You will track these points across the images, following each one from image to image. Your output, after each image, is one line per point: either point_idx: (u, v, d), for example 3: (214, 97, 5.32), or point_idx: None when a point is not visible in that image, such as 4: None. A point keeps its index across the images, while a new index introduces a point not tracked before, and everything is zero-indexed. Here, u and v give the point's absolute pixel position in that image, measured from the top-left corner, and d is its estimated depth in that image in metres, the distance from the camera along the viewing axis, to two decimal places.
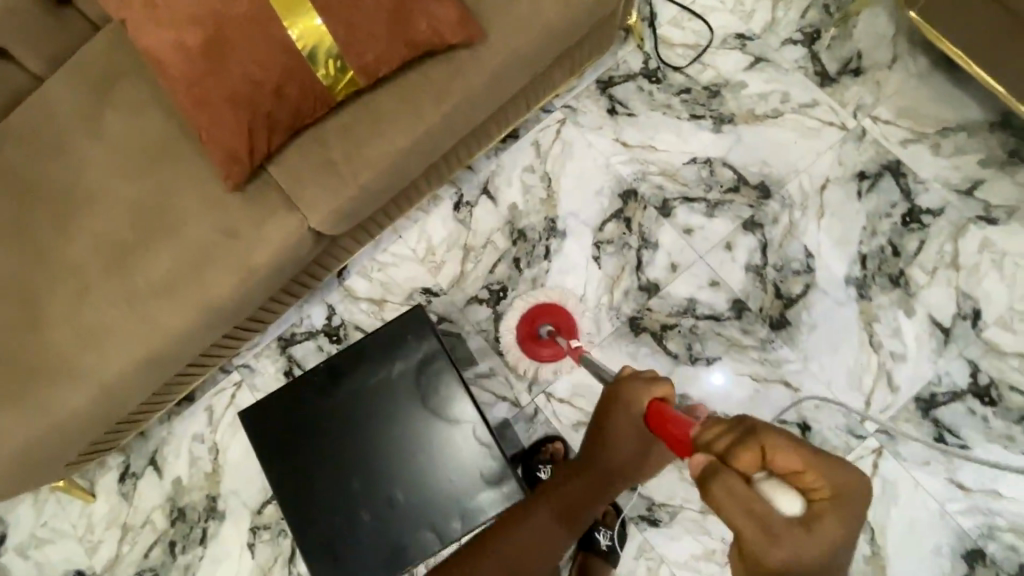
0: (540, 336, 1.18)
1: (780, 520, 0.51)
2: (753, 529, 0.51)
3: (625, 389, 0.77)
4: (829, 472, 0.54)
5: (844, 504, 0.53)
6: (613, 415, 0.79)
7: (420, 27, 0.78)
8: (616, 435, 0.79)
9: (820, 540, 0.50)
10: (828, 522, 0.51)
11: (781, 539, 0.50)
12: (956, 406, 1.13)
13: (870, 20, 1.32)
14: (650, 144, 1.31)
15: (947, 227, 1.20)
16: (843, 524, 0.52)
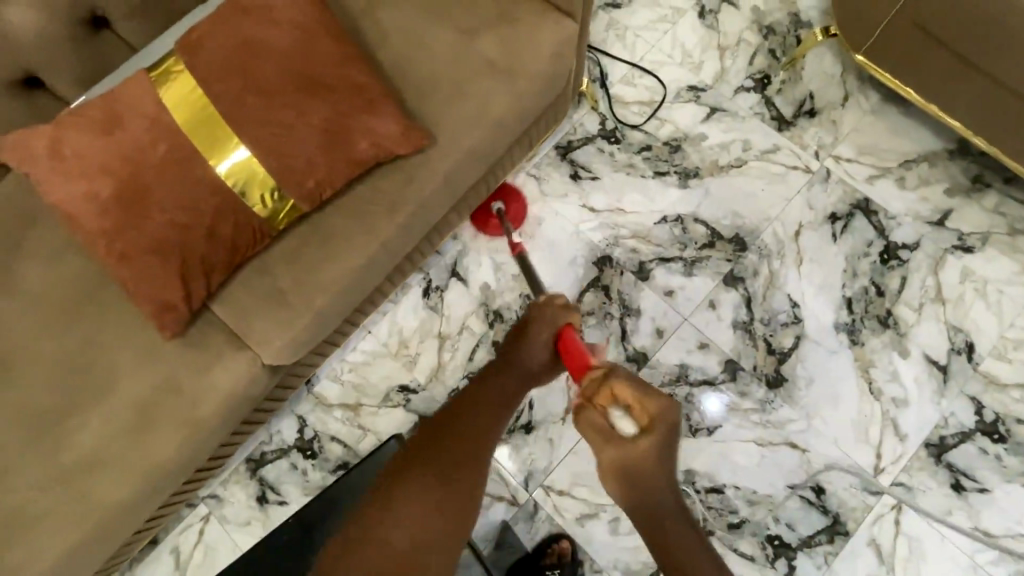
0: (491, 207, 1.24)
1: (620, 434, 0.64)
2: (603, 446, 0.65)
3: (545, 312, 0.79)
4: (654, 403, 0.64)
5: (659, 418, 0.64)
6: (535, 331, 0.78)
7: (362, 145, 0.71)
8: (534, 348, 0.78)
9: (642, 453, 0.63)
10: (650, 436, 0.63)
11: (616, 449, 0.64)
12: (967, 446, 1.09)
13: (817, 59, 1.33)
14: (618, 207, 1.27)
15: (926, 260, 1.19)
16: (659, 442, 0.63)
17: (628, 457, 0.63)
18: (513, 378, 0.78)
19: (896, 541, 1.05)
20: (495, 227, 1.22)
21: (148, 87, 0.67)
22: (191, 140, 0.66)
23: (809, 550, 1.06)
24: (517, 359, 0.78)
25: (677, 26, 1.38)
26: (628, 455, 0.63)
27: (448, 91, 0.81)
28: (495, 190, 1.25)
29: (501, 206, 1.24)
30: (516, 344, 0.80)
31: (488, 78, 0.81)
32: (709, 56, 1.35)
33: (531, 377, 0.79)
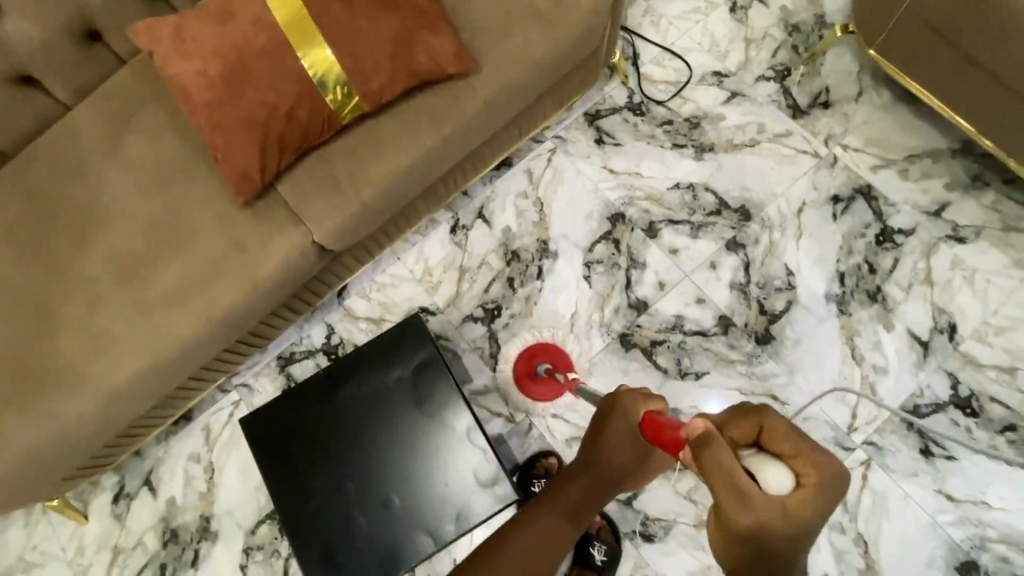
0: (536, 374, 1.18)
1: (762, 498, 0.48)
2: (734, 498, 0.48)
3: (625, 396, 0.80)
4: (822, 460, 0.50)
5: (827, 498, 0.49)
6: (610, 429, 0.81)
7: (420, 58, 0.85)
8: (615, 445, 0.81)
9: (792, 518, 0.47)
10: (804, 511, 0.48)
11: (756, 511, 0.47)
12: (939, 417, 1.16)
13: (836, 58, 1.43)
14: (635, 171, 1.38)
15: (920, 246, 1.27)
16: (818, 509, 0.48)
17: (768, 523, 0.47)
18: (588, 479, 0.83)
19: (861, 494, 1.13)
20: (539, 385, 1.19)
21: None
22: (285, 35, 0.81)
23: None
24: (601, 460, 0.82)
25: (709, 18, 1.50)
26: (776, 526, 0.47)
27: (496, 30, 0.95)
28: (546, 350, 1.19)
29: (551, 373, 1.16)
30: (600, 433, 0.82)
31: (529, 21, 0.95)
32: (736, 47, 1.47)
33: (613, 475, 0.83)
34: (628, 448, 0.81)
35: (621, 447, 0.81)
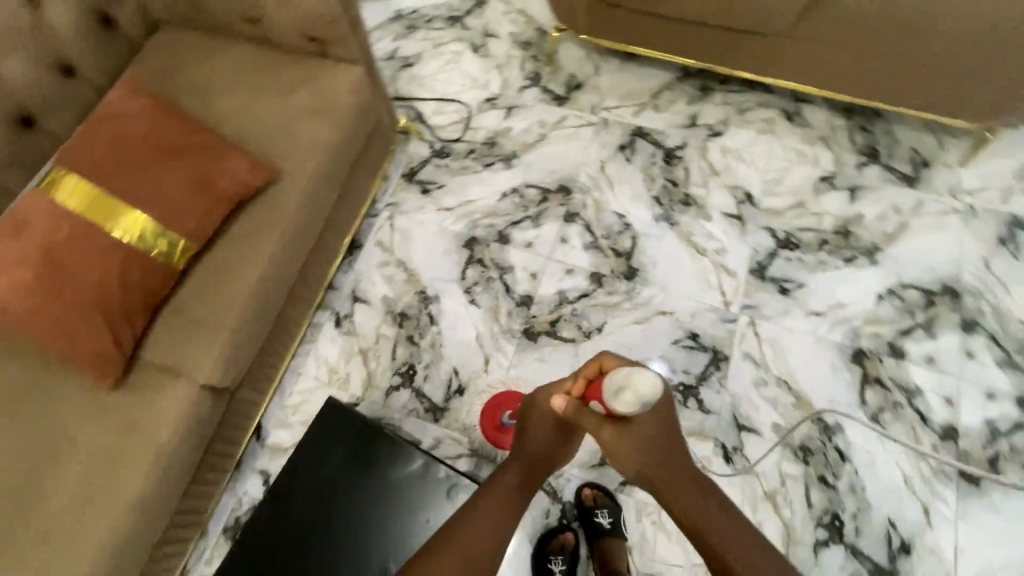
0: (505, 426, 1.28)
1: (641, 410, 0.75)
2: (603, 430, 0.82)
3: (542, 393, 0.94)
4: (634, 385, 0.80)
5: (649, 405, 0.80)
6: (533, 424, 0.94)
7: (226, 184, 0.94)
8: (541, 430, 0.94)
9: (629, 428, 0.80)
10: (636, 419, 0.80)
11: (609, 434, 0.82)
12: (777, 261, 1.41)
13: (567, 51, 1.75)
14: (466, 199, 1.55)
15: (696, 151, 1.57)
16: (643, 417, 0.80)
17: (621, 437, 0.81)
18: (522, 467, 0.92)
19: (761, 347, 1.32)
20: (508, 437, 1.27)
21: (45, 196, 0.88)
22: (90, 219, 0.87)
23: (706, 382, 1.30)
24: (531, 440, 0.94)
25: (461, 63, 1.77)
26: (646, 439, 0.81)
27: (282, 140, 1.06)
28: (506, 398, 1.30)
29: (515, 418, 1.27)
30: (527, 427, 0.95)
31: (308, 118, 1.08)
32: (492, 75, 1.74)
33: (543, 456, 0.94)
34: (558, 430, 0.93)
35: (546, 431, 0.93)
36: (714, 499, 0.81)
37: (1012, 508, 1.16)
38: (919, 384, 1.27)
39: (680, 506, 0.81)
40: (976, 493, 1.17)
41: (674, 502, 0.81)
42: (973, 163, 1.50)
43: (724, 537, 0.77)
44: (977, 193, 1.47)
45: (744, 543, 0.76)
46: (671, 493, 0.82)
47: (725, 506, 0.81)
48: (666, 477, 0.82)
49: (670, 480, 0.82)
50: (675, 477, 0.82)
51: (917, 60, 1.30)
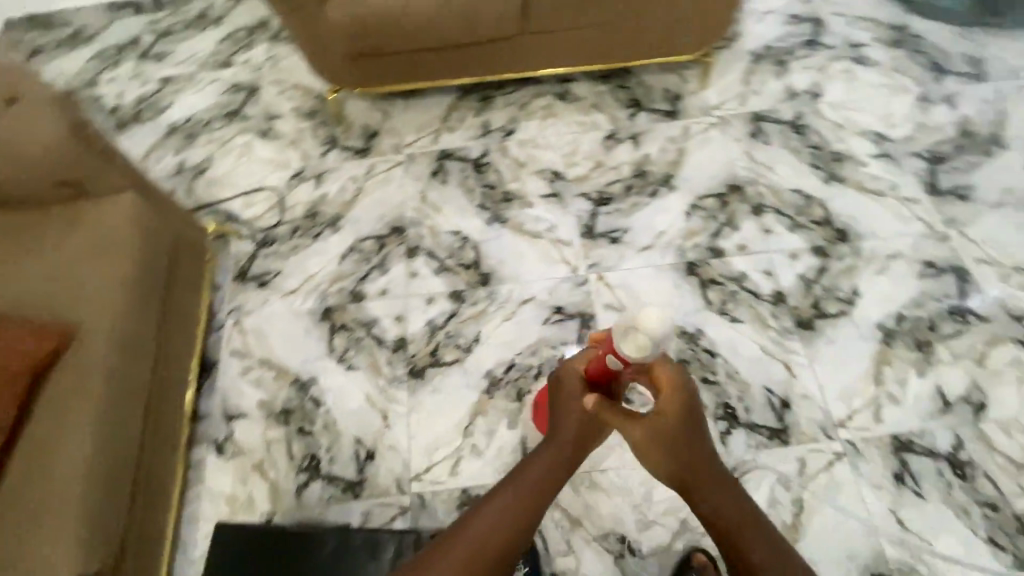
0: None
1: (651, 351, 0.88)
2: (633, 428, 0.92)
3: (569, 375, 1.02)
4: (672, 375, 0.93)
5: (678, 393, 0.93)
6: (560, 411, 0.98)
7: (12, 364, 0.92)
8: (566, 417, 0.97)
9: (662, 414, 0.92)
10: (669, 403, 0.92)
11: (644, 422, 0.91)
12: (599, 218, 1.59)
13: (352, 106, 1.82)
14: (308, 274, 1.55)
15: (498, 154, 1.72)
16: (675, 405, 0.92)
17: (657, 423, 0.91)
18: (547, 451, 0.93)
19: (615, 294, 1.47)
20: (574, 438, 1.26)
21: None
22: None
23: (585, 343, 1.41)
24: (559, 430, 0.95)
25: (255, 152, 1.77)
26: (674, 434, 0.90)
27: (68, 297, 1.05)
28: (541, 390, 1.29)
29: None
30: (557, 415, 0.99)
31: (90, 267, 1.07)
32: (288, 152, 1.76)
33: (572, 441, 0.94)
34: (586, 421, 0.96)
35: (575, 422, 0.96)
36: (743, 506, 0.86)
37: (843, 333, 1.39)
38: (742, 270, 1.48)
39: (709, 503, 0.86)
40: (814, 334, 1.39)
41: (705, 496, 0.87)
42: (709, 85, 1.81)
43: (750, 541, 0.82)
44: (722, 107, 1.77)
45: (770, 545, 0.81)
46: (701, 492, 0.87)
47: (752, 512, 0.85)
48: (696, 478, 0.88)
49: (696, 475, 0.88)
50: (705, 476, 0.88)
51: (625, 18, 1.54)
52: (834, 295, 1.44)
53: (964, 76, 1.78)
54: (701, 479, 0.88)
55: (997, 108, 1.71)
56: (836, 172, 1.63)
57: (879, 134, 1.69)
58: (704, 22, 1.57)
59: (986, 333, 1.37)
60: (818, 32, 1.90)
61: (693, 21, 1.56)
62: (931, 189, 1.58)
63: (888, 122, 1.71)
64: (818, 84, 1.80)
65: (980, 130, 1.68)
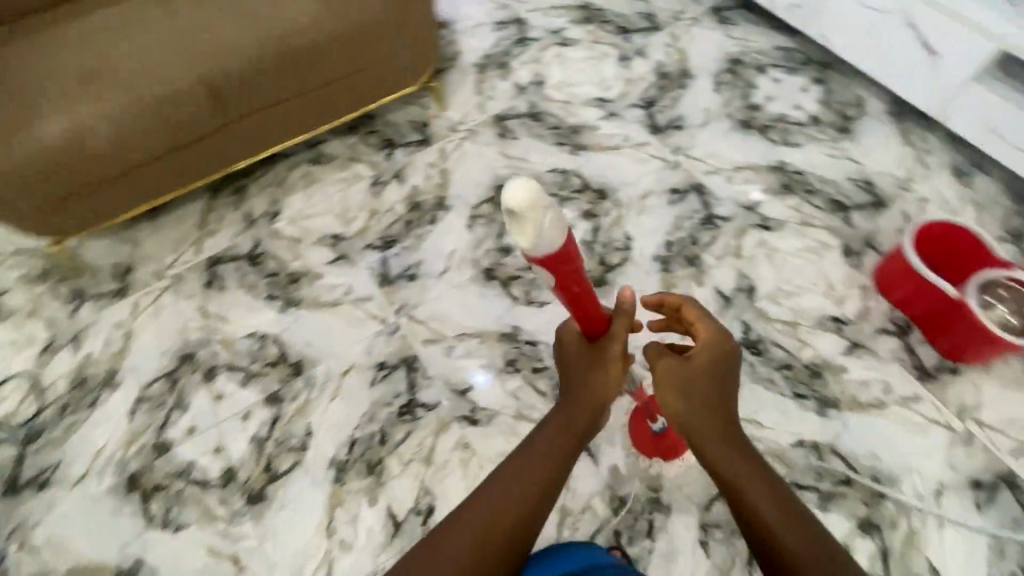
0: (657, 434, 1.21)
1: (541, 224, 0.65)
2: (664, 363, 0.90)
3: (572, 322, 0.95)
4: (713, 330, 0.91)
5: (714, 351, 0.90)
6: (574, 355, 0.94)
7: None
8: (584, 365, 0.93)
9: (695, 364, 0.89)
10: (702, 358, 0.89)
11: (673, 371, 0.89)
12: (391, 262, 1.59)
13: (90, 249, 1.63)
14: (96, 451, 1.37)
15: (270, 240, 1.65)
16: (709, 358, 0.89)
17: (686, 370, 0.89)
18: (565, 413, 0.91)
19: (430, 327, 1.48)
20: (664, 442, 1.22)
21: None
22: None
23: (418, 387, 1.40)
24: (576, 396, 0.92)
25: None
26: (698, 384, 0.88)
27: None
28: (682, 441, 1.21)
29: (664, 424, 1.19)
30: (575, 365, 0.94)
31: None
32: (28, 327, 1.53)
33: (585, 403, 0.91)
34: (597, 371, 0.91)
35: (586, 369, 0.92)
36: (786, 502, 0.80)
37: (632, 276, 1.54)
38: None
39: (749, 490, 0.81)
40: (611, 287, 1.52)
41: (748, 484, 0.81)
42: (449, 105, 1.92)
43: (790, 534, 0.75)
44: (467, 120, 1.88)
45: (816, 543, 0.74)
46: (718, 451, 0.85)
47: (797, 509, 0.79)
48: (740, 465, 0.83)
49: (739, 461, 0.84)
50: (747, 463, 0.84)
51: (286, 66, 1.41)
52: (614, 247, 1.59)
53: (646, 31, 2.08)
54: (717, 435, 0.86)
55: (678, 48, 2.03)
56: (579, 142, 1.81)
57: (600, 99, 1.91)
58: (411, 50, 1.56)
59: (734, 229, 1.61)
60: (524, 30, 2.11)
61: (378, 49, 1.47)
62: (654, 129, 1.82)
63: (604, 86, 1.94)
64: (539, 73, 1.99)
65: (673, 69, 1.97)
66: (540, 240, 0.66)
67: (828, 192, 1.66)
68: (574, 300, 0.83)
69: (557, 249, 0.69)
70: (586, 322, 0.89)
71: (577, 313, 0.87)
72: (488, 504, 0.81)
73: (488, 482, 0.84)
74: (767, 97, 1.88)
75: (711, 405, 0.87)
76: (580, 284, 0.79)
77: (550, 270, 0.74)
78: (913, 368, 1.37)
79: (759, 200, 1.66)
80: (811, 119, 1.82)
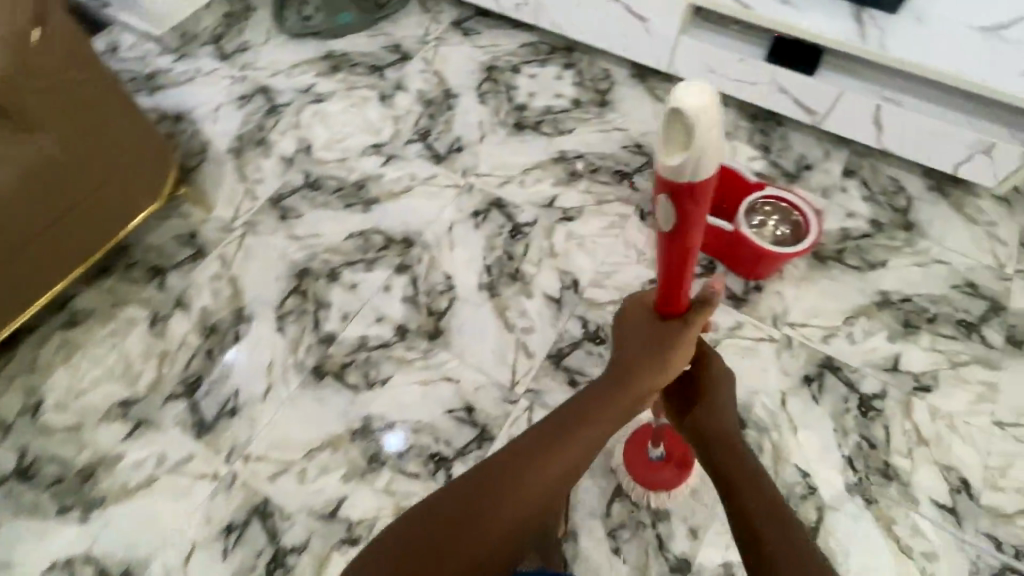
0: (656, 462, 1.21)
1: (705, 136, 0.56)
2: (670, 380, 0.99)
3: (633, 302, 0.99)
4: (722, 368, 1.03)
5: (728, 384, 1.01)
6: (631, 323, 0.97)
7: None
8: (624, 348, 0.97)
9: (716, 394, 1.00)
10: (722, 394, 1.01)
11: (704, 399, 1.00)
12: (202, 404, 1.38)
13: None
14: None
15: (40, 439, 1.34)
16: (723, 390, 1.01)
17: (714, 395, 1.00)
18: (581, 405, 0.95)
19: (271, 459, 1.31)
20: (664, 470, 1.21)
21: None
22: None
23: (278, 533, 1.24)
24: (610, 385, 0.96)
25: None
26: (710, 407, 0.99)
27: None
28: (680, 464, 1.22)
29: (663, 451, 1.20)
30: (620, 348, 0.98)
31: None
32: None
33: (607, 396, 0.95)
34: (644, 357, 0.93)
35: (637, 351, 0.95)
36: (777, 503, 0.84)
37: (465, 315, 1.49)
38: (359, 335, 1.46)
39: (748, 504, 0.85)
40: (448, 334, 1.46)
41: (749, 504, 0.85)
42: (214, 204, 1.71)
43: (779, 547, 0.76)
44: (240, 214, 1.69)
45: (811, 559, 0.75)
46: (731, 461, 0.91)
47: (793, 523, 0.80)
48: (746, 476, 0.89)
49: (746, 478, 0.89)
50: (756, 482, 0.88)
51: (12, 238, 1.25)
52: (437, 292, 1.53)
53: (397, 63, 2.04)
54: (727, 445, 0.93)
55: (433, 71, 2.01)
56: (368, 197, 1.71)
57: (375, 145, 1.83)
58: (131, 167, 1.42)
59: (542, 231, 1.63)
60: (272, 98, 1.95)
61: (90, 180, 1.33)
62: (437, 159, 1.79)
63: (374, 131, 1.86)
64: (302, 137, 1.85)
65: (435, 93, 1.95)
66: (691, 166, 0.58)
67: (610, 166, 1.75)
68: (674, 256, 0.75)
69: (703, 177, 0.60)
70: (667, 296, 0.87)
71: (666, 276, 0.80)
72: (505, 471, 0.86)
73: (512, 446, 0.91)
74: (529, 94, 1.94)
75: (725, 430, 0.96)
76: (693, 240, 0.71)
77: (675, 211, 0.65)
78: (728, 299, 1.50)
79: (554, 195, 1.70)
80: (574, 102, 1.91)
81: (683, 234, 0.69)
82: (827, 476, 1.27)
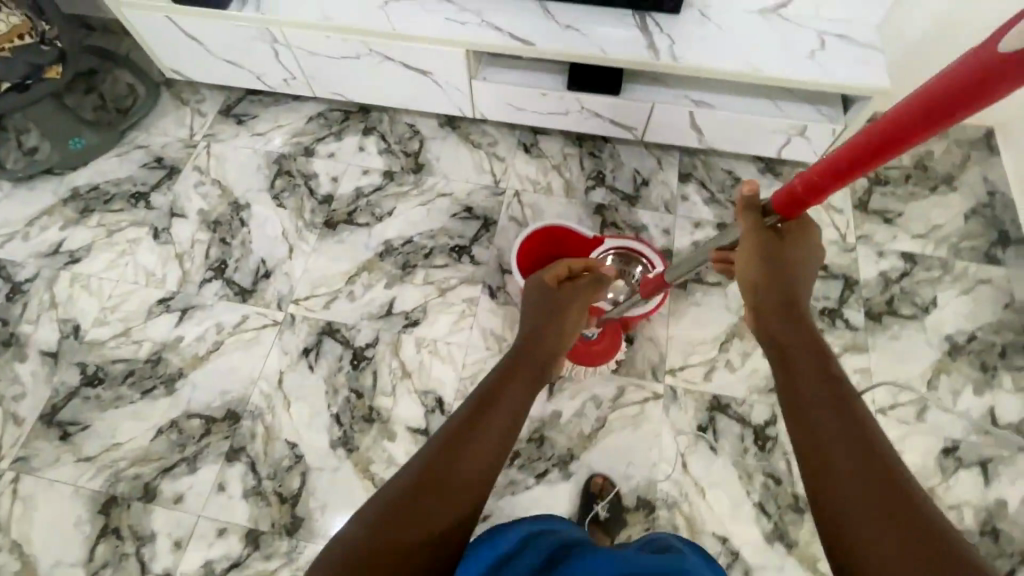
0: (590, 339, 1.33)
1: None
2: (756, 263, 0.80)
3: (539, 281, 1.22)
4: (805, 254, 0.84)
5: (803, 274, 0.83)
6: (540, 292, 1.20)
7: None
8: (540, 313, 1.15)
9: (794, 292, 0.80)
10: (799, 290, 0.80)
11: (792, 278, 0.81)
12: None
13: None
14: None
15: None
16: (798, 280, 0.82)
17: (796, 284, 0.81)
18: (520, 367, 0.98)
19: None
20: (602, 342, 1.33)
21: None
22: None
23: None
24: (534, 344, 1.07)
25: None
26: (787, 307, 0.78)
27: None
28: (613, 339, 1.34)
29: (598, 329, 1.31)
30: (539, 316, 1.15)
31: None
32: None
33: (539, 363, 1.03)
34: (552, 320, 1.13)
35: (552, 316, 1.13)
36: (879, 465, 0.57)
37: (323, 488, 1.26)
38: (201, 563, 1.20)
39: (819, 426, 0.63)
40: (309, 520, 1.23)
41: (824, 437, 0.61)
42: None
43: (837, 476, 0.57)
44: (5, 450, 1.32)
45: (895, 515, 0.52)
46: (819, 396, 0.66)
47: (877, 453, 0.58)
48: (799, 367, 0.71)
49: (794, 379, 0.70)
50: (839, 414, 0.63)
51: None
52: (284, 469, 1.28)
53: (163, 182, 1.67)
54: (819, 382, 0.68)
55: (212, 179, 1.67)
56: (169, 373, 1.39)
57: (161, 299, 1.49)
58: None
59: (386, 349, 1.41)
60: (10, 276, 1.54)
61: None
62: (244, 294, 1.49)
63: (156, 281, 1.52)
64: (64, 317, 1.47)
65: (221, 208, 1.62)
66: None
67: (443, 243, 1.55)
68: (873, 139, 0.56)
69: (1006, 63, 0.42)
70: (803, 189, 0.69)
71: (839, 156, 0.61)
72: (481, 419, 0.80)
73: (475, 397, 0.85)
74: (333, 178, 1.66)
75: (793, 300, 0.79)
76: (940, 126, 0.50)
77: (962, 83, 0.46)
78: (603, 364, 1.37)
79: (390, 299, 1.47)
80: (385, 175, 1.66)
81: (940, 105, 0.48)
82: (743, 533, 1.21)
